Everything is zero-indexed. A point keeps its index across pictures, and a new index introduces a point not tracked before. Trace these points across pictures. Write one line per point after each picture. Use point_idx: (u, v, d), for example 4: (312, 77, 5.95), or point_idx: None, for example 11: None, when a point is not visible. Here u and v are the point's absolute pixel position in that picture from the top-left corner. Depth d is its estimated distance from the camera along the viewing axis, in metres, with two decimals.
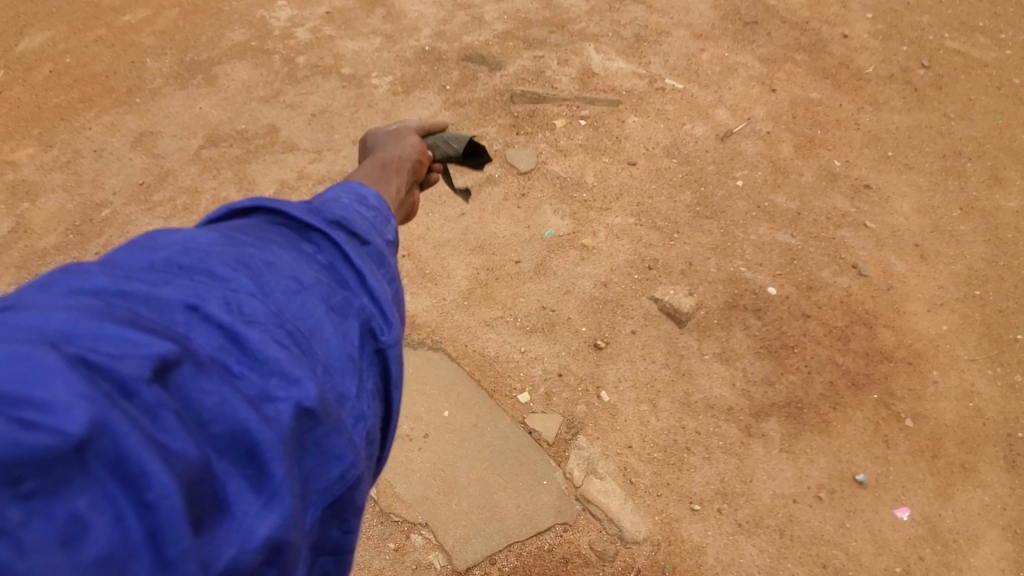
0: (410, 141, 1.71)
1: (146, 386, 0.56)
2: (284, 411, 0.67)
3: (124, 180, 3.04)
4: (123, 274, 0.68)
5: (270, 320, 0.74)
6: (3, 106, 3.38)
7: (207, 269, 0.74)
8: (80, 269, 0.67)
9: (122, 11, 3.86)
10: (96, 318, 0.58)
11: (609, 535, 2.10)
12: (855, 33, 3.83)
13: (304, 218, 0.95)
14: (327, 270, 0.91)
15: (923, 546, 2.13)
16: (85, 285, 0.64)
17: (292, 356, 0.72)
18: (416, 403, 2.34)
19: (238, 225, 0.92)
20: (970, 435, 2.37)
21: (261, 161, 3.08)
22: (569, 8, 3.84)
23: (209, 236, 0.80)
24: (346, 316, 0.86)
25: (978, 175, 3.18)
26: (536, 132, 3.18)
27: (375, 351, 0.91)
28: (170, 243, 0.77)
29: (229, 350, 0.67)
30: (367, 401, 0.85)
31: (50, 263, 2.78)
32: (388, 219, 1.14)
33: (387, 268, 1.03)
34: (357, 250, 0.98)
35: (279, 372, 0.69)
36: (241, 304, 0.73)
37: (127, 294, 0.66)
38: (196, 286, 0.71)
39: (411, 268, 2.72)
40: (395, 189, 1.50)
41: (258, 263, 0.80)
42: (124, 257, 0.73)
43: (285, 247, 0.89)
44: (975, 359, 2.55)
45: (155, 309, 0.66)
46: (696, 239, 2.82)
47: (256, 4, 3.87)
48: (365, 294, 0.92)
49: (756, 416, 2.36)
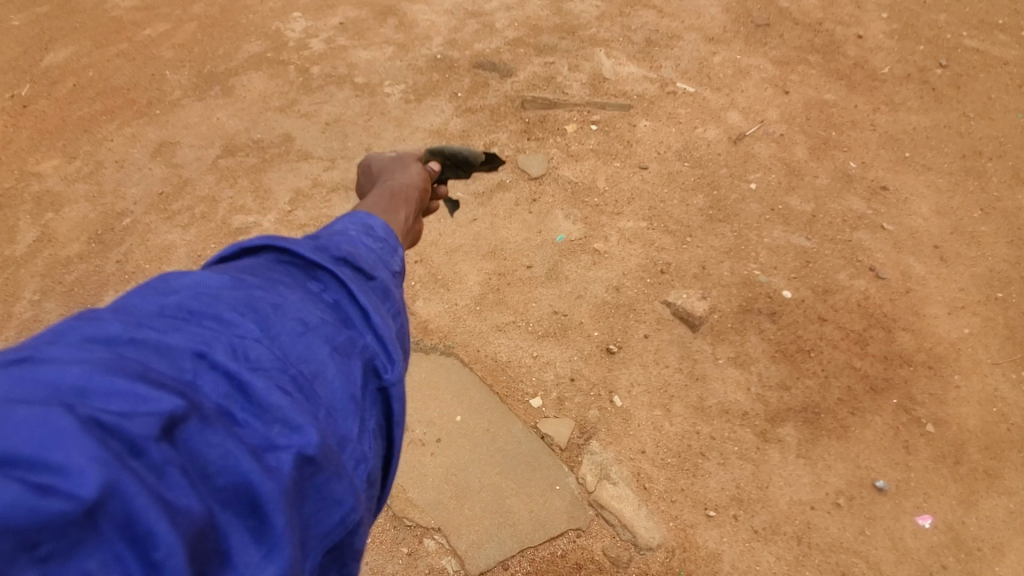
0: (415, 170, 1.78)
1: (154, 444, 0.58)
2: (286, 461, 0.68)
3: (144, 190, 3.11)
4: (136, 322, 0.71)
5: (275, 365, 0.76)
6: (30, 119, 3.49)
7: (216, 314, 0.77)
8: (95, 317, 0.70)
9: (143, 26, 3.96)
10: (109, 373, 0.61)
11: (623, 541, 2.08)
12: (870, 33, 3.79)
13: (312, 256, 0.99)
14: (332, 309, 0.94)
15: (946, 554, 2.08)
16: (100, 334, 0.67)
17: (295, 402, 0.74)
18: (428, 408, 2.36)
19: (248, 265, 0.95)
20: (995, 441, 2.31)
21: (276, 170, 3.13)
22: (579, 14, 3.86)
23: (219, 279, 0.83)
24: (351, 355, 0.89)
25: (1000, 175, 3.12)
26: (548, 137, 3.19)
27: (378, 389, 0.93)
28: (181, 287, 0.79)
29: (234, 398, 0.69)
30: (369, 442, 0.87)
31: (74, 271, 2.85)
32: (394, 249, 1.23)
33: (392, 303, 1.08)
34: (362, 286, 1.02)
35: (281, 420, 0.71)
36: (247, 350, 0.75)
37: (138, 342, 0.68)
38: (204, 333, 0.73)
39: (424, 273, 2.73)
40: (403, 216, 1.54)
41: (265, 305, 0.83)
42: (137, 302, 0.76)
43: (292, 287, 0.92)
44: (999, 363, 2.49)
45: (164, 357, 0.68)
46: (709, 243, 2.80)
47: (272, 16, 3.95)
48: (370, 331, 0.95)
49: (772, 421, 2.33)
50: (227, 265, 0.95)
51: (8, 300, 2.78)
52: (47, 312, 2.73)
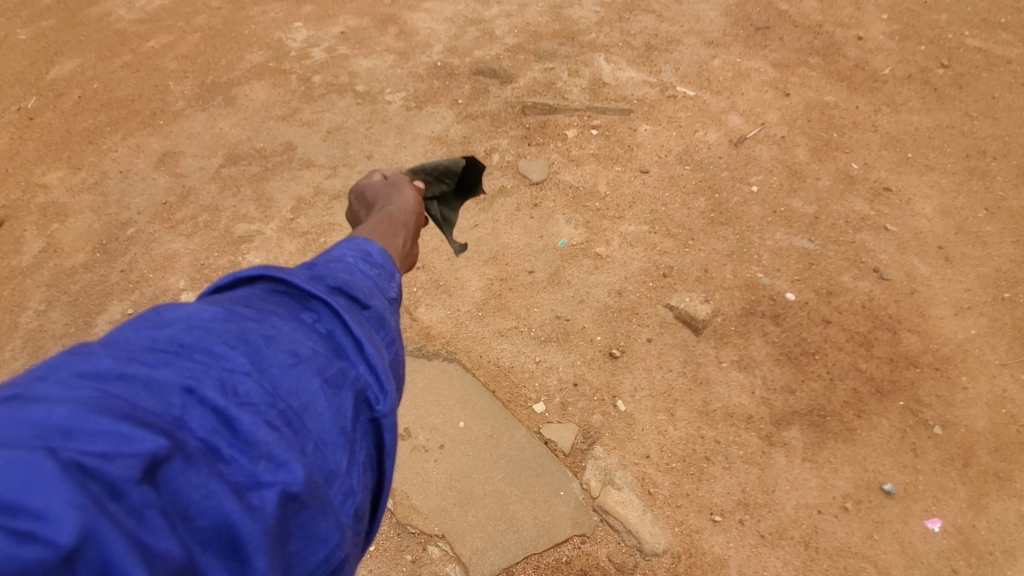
0: (409, 194, 1.80)
1: (135, 486, 0.58)
2: (269, 499, 0.71)
3: (148, 200, 3.13)
4: (126, 356, 0.72)
5: (263, 400, 0.78)
6: (35, 132, 3.53)
7: (207, 348, 0.78)
8: (87, 352, 0.71)
9: (146, 38, 4.01)
10: (95, 413, 0.61)
11: (628, 547, 2.06)
12: (870, 34, 3.79)
13: (307, 286, 0.99)
14: (325, 339, 0.94)
15: (957, 558, 2.05)
16: (90, 369, 0.68)
17: (282, 438, 0.76)
18: (432, 415, 2.35)
19: (242, 294, 0.96)
20: (1004, 443, 2.28)
21: (279, 179, 3.15)
22: (579, 20, 3.88)
23: (212, 311, 0.84)
24: (341, 387, 0.90)
25: (1004, 174, 3.10)
26: (548, 142, 3.20)
27: (369, 421, 0.94)
28: (175, 320, 0.81)
29: (221, 434, 0.71)
30: (357, 475, 0.88)
31: (78, 281, 2.87)
32: (391, 275, 1.24)
33: (387, 331, 1.08)
34: (357, 315, 1.03)
35: (267, 455, 0.73)
36: (236, 385, 0.77)
37: (128, 378, 0.69)
38: (194, 367, 0.74)
39: (426, 280, 2.74)
40: (400, 241, 1.54)
41: (256, 337, 0.85)
42: (130, 335, 0.77)
43: (285, 317, 0.92)
44: (1007, 364, 2.47)
45: (153, 393, 0.69)
46: (712, 246, 2.79)
47: (274, 27, 3.99)
48: (362, 362, 0.96)
49: (777, 425, 2.31)
50: (222, 295, 0.96)
51: (14, 310, 2.81)
52: (52, 322, 2.75)
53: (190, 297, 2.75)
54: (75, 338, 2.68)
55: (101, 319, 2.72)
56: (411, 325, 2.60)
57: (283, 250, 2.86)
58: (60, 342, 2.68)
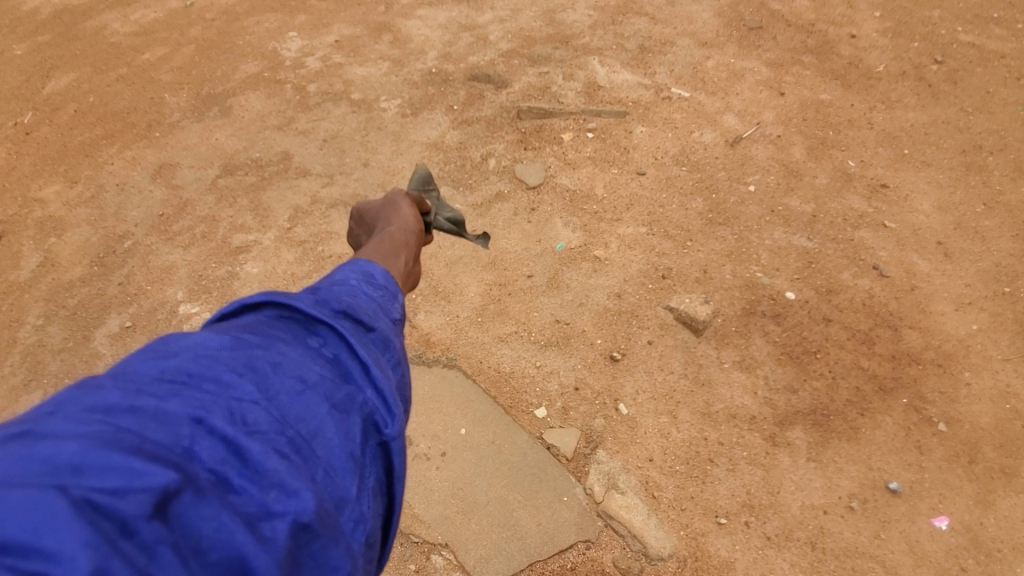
0: (408, 212, 1.79)
1: (146, 523, 0.58)
2: (281, 529, 0.70)
3: (145, 212, 3.13)
4: (134, 389, 0.72)
5: (272, 428, 0.77)
6: (32, 146, 3.53)
7: (214, 377, 0.78)
8: (95, 385, 0.71)
9: (142, 50, 4.02)
10: (106, 448, 0.61)
11: (634, 552, 2.05)
12: (863, 32, 3.80)
13: (312, 310, 0.98)
14: (332, 364, 0.93)
15: (965, 557, 2.03)
16: (99, 403, 0.68)
17: (292, 466, 0.75)
18: (433, 422, 2.34)
19: (247, 321, 0.95)
20: (1009, 439, 2.27)
21: (276, 188, 3.15)
22: (572, 24, 3.89)
23: (218, 339, 0.84)
24: (349, 412, 0.89)
25: (1001, 168, 3.10)
26: (544, 146, 3.20)
27: (378, 445, 0.92)
28: (182, 348, 0.80)
29: (230, 464, 0.71)
30: (367, 501, 0.87)
31: (77, 294, 2.86)
32: (394, 296, 1.23)
33: (393, 353, 1.06)
34: (362, 338, 1.02)
35: (278, 484, 0.72)
36: (245, 414, 0.76)
37: (137, 410, 0.69)
38: (202, 398, 0.74)
39: (425, 286, 2.73)
40: (402, 261, 1.54)
41: (263, 364, 0.84)
42: (138, 366, 0.77)
43: (291, 342, 0.92)
44: (1010, 359, 2.46)
45: (162, 425, 0.69)
46: (710, 247, 2.79)
47: (269, 37, 4.00)
48: (369, 386, 0.94)
49: (781, 425, 2.30)
50: (227, 323, 0.96)
51: (13, 325, 2.80)
52: (51, 336, 2.74)
53: (188, 308, 2.74)
54: (74, 352, 2.67)
55: (100, 332, 2.71)
56: (410, 332, 2.59)
57: (281, 259, 2.85)
58: (59, 356, 2.67)
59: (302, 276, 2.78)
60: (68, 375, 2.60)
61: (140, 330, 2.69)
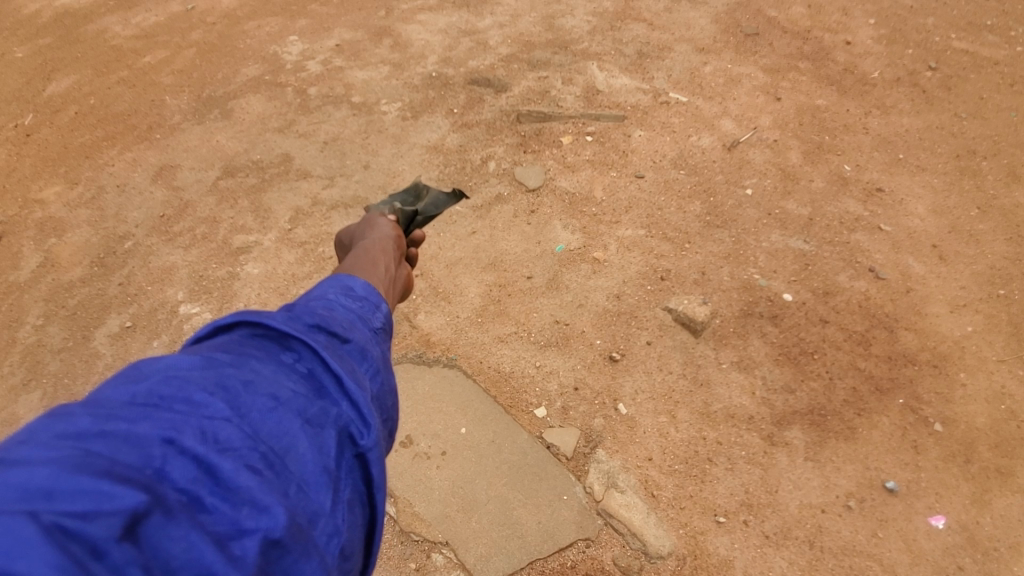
0: (384, 224, 1.76)
1: (116, 545, 0.58)
2: (250, 547, 0.69)
3: (145, 214, 3.13)
4: (105, 414, 0.72)
5: (244, 444, 0.78)
6: (32, 148, 3.54)
7: (185, 398, 0.78)
8: (67, 414, 0.72)
9: (144, 53, 4.04)
10: (76, 473, 0.61)
11: (634, 550, 2.05)
12: (858, 39, 3.85)
13: (285, 326, 1.00)
14: (307, 378, 0.94)
15: (962, 555, 2.04)
16: (70, 430, 0.68)
17: (263, 481, 0.76)
18: (434, 421, 2.35)
19: (220, 342, 0.96)
20: (1005, 439, 2.29)
21: (276, 190, 3.16)
22: (571, 30, 3.93)
23: (191, 360, 0.85)
24: (322, 426, 0.89)
25: (995, 173, 3.14)
26: (544, 149, 3.22)
27: (354, 456, 0.92)
28: (153, 372, 0.82)
29: (202, 481, 0.71)
30: (342, 514, 0.86)
31: (76, 295, 2.86)
32: (376, 306, 1.25)
33: (370, 362, 1.07)
34: (338, 350, 1.02)
35: (249, 501, 0.72)
36: (216, 432, 0.77)
37: (107, 435, 0.69)
38: (173, 419, 0.75)
39: (425, 287, 2.74)
40: (383, 267, 1.54)
41: (235, 382, 0.85)
42: (110, 392, 0.78)
43: (264, 359, 0.93)
44: (1004, 360, 2.48)
45: (132, 447, 0.69)
46: (708, 249, 2.81)
47: (270, 40, 4.03)
48: (344, 399, 0.95)
49: (778, 425, 2.31)
50: (200, 345, 0.96)
51: (12, 325, 2.79)
52: (51, 336, 2.74)
53: (188, 309, 2.74)
54: (73, 353, 2.67)
55: (100, 332, 2.72)
56: (410, 332, 2.60)
57: (281, 260, 2.86)
58: (59, 356, 2.67)
59: (302, 277, 2.79)
60: (67, 375, 2.60)
61: (140, 330, 2.70)
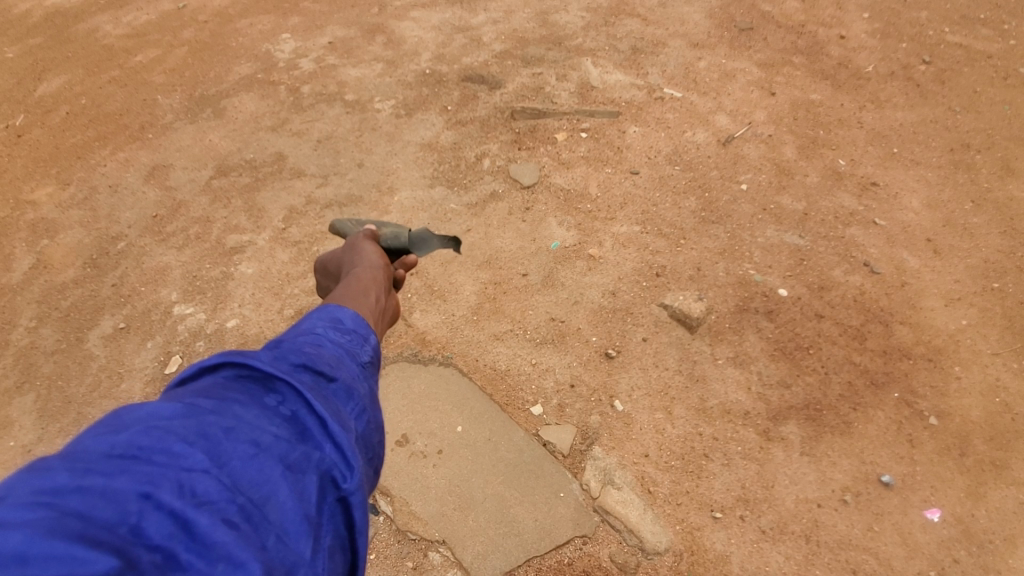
0: (372, 250, 1.76)
1: None
2: None
3: (138, 214, 3.11)
4: (83, 468, 0.71)
5: (222, 497, 0.77)
6: (24, 149, 3.51)
7: (165, 449, 0.78)
8: (44, 467, 0.70)
9: (135, 52, 4.01)
10: (50, 535, 0.59)
11: (630, 546, 2.05)
12: (852, 33, 3.85)
13: (271, 367, 0.99)
14: (289, 421, 0.94)
15: (958, 548, 2.05)
16: (46, 485, 0.67)
17: (241, 535, 0.75)
18: (429, 420, 2.34)
19: (203, 385, 0.95)
20: (999, 432, 2.30)
21: (270, 188, 3.15)
22: (565, 25, 3.92)
23: (172, 408, 0.84)
24: (304, 471, 0.89)
25: (989, 166, 3.14)
26: (538, 146, 3.21)
27: (337, 500, 0.92)
28: (134, 421, 0.81)
29: (179, 538, 0.70)
30: (322, 562, 0.85)
31: (69, 297, 2.84)
32: (363, 339, 1.26)
33: (356, 401, 1.08)
34: (322, 391, 1.02)
35: (225, 557, 0.72)
36: (195, 485, 0.76)
37: (85, 490, 0.68)
38: (151, 472, 0.74)
39: (421, 286, 2.73)
40: (374, 297, 1.54)
41: (216, 430, 0.84)
42: (89, 443, 0.76)
43: (247, 403, 0.92)
44: (999, 354, 2.49)
45: (109, 503, 0.68)
46: (703, 244, 2.81)
47: (262, 38, 4.00)
48: (327, 442, 0.94)
49: (774, 420, 2.32)
50: (184, 388, 0.95)
51: (4, 328, 2.77)
52: (44, 338, 2.72)
53: (182, 309, 2.73)
54: (67, 354, 2.65)
55: (94, 333, 2.70)
56: (405, 331, 2.59)
57: (275, 259, 2.85)
58: (52, 358, 2.65)
59: (296, 276, 2.78)
60: (61, 377, 2.59)
61: (134, 331, 2.68)
